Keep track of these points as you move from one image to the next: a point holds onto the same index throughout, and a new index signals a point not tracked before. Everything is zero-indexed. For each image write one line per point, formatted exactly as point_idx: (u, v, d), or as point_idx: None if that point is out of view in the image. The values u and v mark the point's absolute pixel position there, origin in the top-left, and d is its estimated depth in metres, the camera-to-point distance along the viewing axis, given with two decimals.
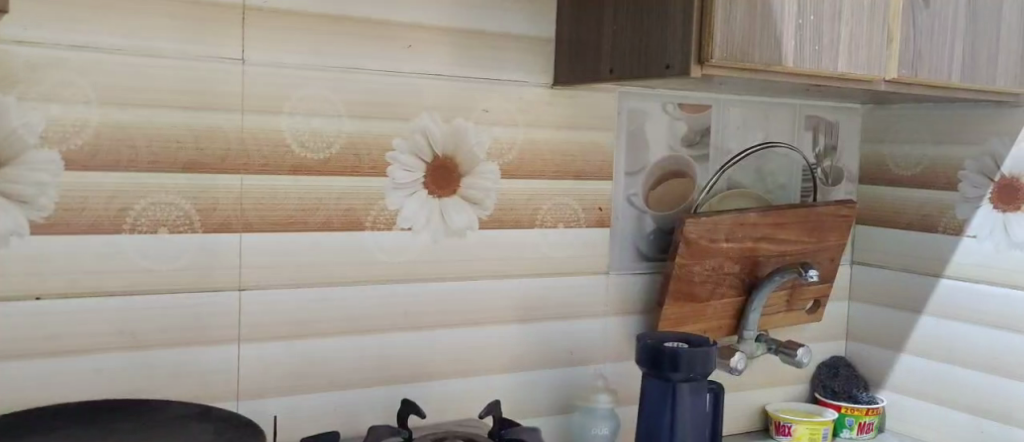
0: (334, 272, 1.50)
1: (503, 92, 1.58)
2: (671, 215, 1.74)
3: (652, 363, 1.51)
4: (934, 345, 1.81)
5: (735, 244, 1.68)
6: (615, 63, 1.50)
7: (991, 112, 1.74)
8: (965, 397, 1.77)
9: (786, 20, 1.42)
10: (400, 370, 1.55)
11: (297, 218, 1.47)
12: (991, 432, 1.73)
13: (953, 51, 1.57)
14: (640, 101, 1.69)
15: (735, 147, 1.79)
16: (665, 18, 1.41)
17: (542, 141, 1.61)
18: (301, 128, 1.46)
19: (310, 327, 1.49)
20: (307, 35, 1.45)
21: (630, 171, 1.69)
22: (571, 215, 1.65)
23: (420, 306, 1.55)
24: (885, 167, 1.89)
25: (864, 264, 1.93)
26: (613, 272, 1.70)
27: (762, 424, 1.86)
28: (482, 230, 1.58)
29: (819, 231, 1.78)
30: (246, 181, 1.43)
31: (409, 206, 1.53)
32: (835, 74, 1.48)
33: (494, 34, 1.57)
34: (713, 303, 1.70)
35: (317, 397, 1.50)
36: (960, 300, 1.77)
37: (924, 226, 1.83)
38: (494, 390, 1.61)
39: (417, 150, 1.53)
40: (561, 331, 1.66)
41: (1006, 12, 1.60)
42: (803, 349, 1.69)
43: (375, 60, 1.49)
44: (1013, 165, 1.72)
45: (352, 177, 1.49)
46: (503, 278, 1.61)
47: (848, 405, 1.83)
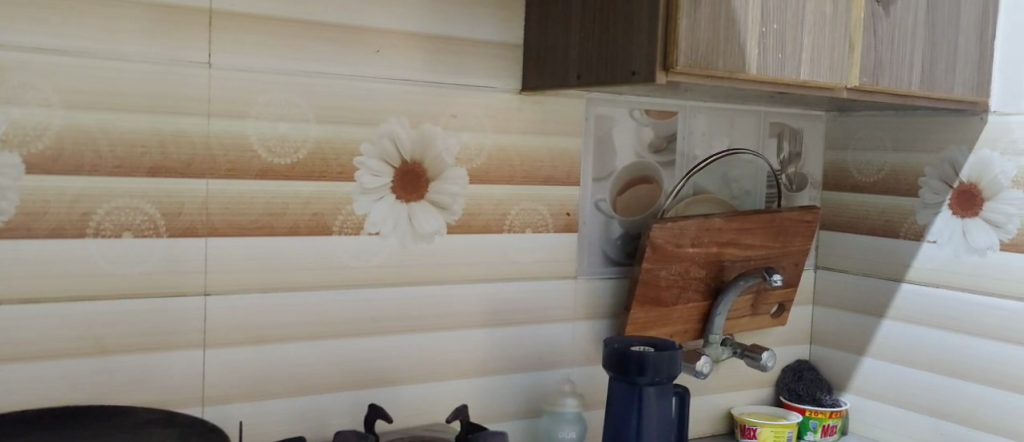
0: (302, 276, 1.50)
1: (472, 97, 1.59)
2: (637, 220, 1.76)
3: (618, 366, 1.52)
4: (895, 349, 1.84)
5: (700, 248, 1.70)
6: (582, 70, 1.51)
7: (951, 120, 1.77)
8: (925, 399, 1.80)
9: (750, 28, 1.44)
10: (368, 374, 1.55)
11: (264, 223, 1.47)
12: (950, 434, 1.76)
13: (913, 59, 1.60)
14: (607, 107, 1.70)
15: (701, 153, 1.81)
16: (631, 25, 1.43)
17: (510, 146, 1.62)
18: (268, 133, 1.46)
19: (277, 332, 1.48)
20: (274, 39, 1.45)
21: (598, 177, 1.71)
22: (539, 220, 1.66)
23: (387, 311, 1.56)
24: (848, 173, 1.92)
25: (827, 268, 1.95)
26: (581, 277, 1.71)
27: (727, 427, 1.88)
28: (449, 235, 1.59)
29: (783, 236, 1.80)
30: (211, 186, 1.43)
31: (377, 211, 1.54)
32: (797, 81, 1.50)
33: (463, 40, 1.57)
34: (679, 307, 1.72)
35: (284, 402, 1.50)
36: (920, 304, 1.81)
37: (886, 231, 1.86)
38: (461, 394, 1.62)
39: (384, 155, 1.53)
40: (528, 336, 1.67)
41: (964, 22, 1.64)
42: (767, 353, 1.71)
43: (343, 64, 1.49)
44: (971, 171, 1.75)
45: (319, 182, 1.49)
46: (470, 282, 1.61)
47: (813, 409, 1.86)
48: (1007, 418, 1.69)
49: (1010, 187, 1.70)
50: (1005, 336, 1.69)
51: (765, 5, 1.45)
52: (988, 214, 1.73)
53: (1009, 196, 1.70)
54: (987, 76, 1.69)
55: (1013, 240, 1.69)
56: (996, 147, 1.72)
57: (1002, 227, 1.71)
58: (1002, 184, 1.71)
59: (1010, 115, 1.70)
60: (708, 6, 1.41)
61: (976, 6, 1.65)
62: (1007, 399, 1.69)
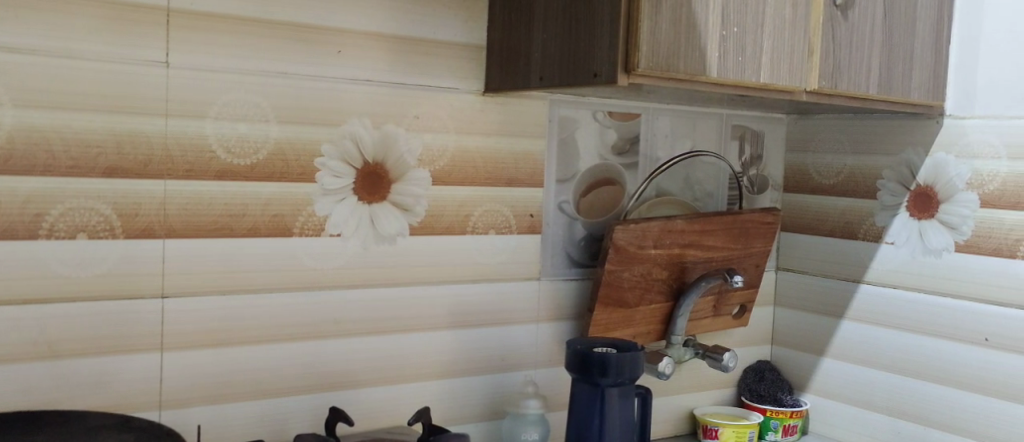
0: (263, 278, 1.48)
1: (435, 98, 1.58)
2: (601, 222, 1.76)
3: (580, 368, 1.52)
4: (854, 349, 1.87)
5: (663, 250, 1.71)
6: (544, 72, 1.51)
7: (908, 123, 1.80)
8: (883, 399, 1.83)
9: (710, 31, 1.45)
10: (330, 377, 1.54)
11: (223, 224, 1.45)
12: (907, 433, 1.79)
13: (871, 63, 1.62)
14: (571, 109, 1.71)
15: (663, 155, 1.82)
16: (593, 28, 1.44)
17: (473, 148, 1.62)
18: (227, 133, 1.44)
19: (238, 335, 1.47)
20: (233, 39, 1.43)
21: (561, 179, 1.71)
22: (502, 222, 1.66)
23: (350, 313, 1.55)
24: (808, 175, 1.94)
25: (788, 270, 1.97)
26: (544, 278, 1.71)
27: (689, 428, 1.89)
28: (412, 237, 1.58)
29: (745, 238, 1.82)
30: (169, 187, 1.41)
31: (339, 212, 1.53)
32: (757, 84, 1.51)
33: (426, 41, 1.57)
34: (642, 308, 1.73)
35: (244, 406, 1.48)
36: (877, 305, 1.83)
37: (845, 232, 1.88)
38: (423, 397, 1.61)
39: (346, 156, 1.53)
40: (490, 337, 1.67)
41: (920, 27, 1.66)
42: (729, 353, 1.72)
43: (304, 65, 1.48)
44: (927, 174, 1.78)
45: (279, 184, 1.48)
46: (433, 284, 1.61)
47: (773, 409, 1.88)
48: (961, 417, 1.72)
49: (964, 190, 1.73)
50: (959, 336, 1.72)
51: (724, 8, 1.46)
52: (943, 216, 1.75)
53: (963, 198, 1.73)
54: (941, 80, 1.71)
55: (968, 241, 1.72)
56: (951, 150, 1.74)
57: (957, 229, 1.73)
58: (957, 186, 1.74)
59: (964, 118, 1.73)
60: (669, 10, 1.41)
61: (931, 11, 1.68)
62: (960, 398, 1.72)
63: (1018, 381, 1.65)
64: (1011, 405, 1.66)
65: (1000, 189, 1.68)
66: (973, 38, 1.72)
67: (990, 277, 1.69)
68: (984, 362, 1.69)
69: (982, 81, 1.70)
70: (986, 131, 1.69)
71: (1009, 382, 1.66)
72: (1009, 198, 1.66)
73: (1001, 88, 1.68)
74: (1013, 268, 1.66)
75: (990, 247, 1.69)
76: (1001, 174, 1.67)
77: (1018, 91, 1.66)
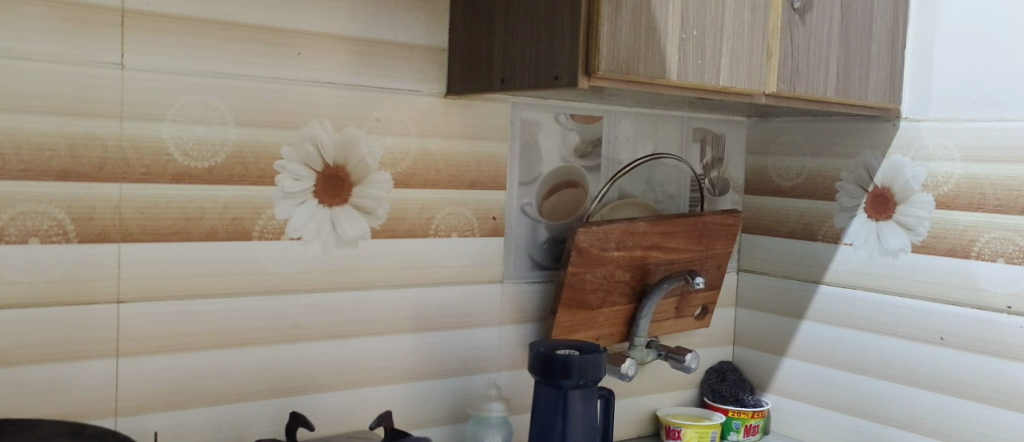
0: (223, 282, 1.47)
1: (397, 101, 1.58)
2: (563, 225, 1.77)
3: (543, 370, 1.53)
4: (814, 349, 1.89)
5: (626, 252, 1.72)
6: (506, 74, 1.51)
7: (865, 125, 1.82)
8: (843, 398, 1.85)
9: (670, 34, 1.46)
10: (291, 382, 1.53)
11: (181, 228, 1.43)
12: (865, 431, 1.82)
13: (829, 67, 1.64)
14: (533, 112, 1.71)
15: (625, 158, 1.83)
16: (554, 31, 1.44)
17: (436, 150, 1.62)
18: (184, 136, 1.42)
19: (197, 340, 1.45)
20: (190, 40, 1.42)
21: (524, 181, 1.71)
22: (465, 224, 1.65)
23: (312, 317, 1.54)
24: (769, 177, 1.96)
25: (750, 271, 2.00)
26: (507, 281, 1.71)
27: (652, 429, 1.90)
28: (373, 240, 1.58)
29: (706, 239, 1.83)
30: (125, 191, 1.39)
31: (299, 215, 1.52)
32: (717, 87, 1.53)
33: (388, 43, 1.56)
34: (605, 310, 1.73)
35: (204, 411, 1.46)
36: (836, 305, 1.86)
37: (805, 233, 1.91)
38: (385, 401, 1.61)
39: (306, 159, 1.51)
40: (453, 341, 1.66)
41: (876, 31, 1.69)
42: (692, 354, 1.73)
43: (264, 67, 1.47)
44: (884, 176, 1.80)
45: (238, 186, 1.46)
46: (394, 288, 1.60)
47: (735, 409, 1.89)
48: (917, 414, 1.75)
49: (920, 191, 1.75)
50: (915, 335, 1.75)
51: (685, 11, 1.47)
52: (900, 217, 1.78)
53: (919, 200, 1.75)
54: (897, 83, 1.74)
55: (924, 242, 1.74)
56: (907, 152, 1.77)
57: (913, 230, 1.76)
58: (913, 188, 1.76)
59: (920, 120, 1.75)
60: (629, 12, 1.42)
61: (887, 16, 1.70)
62: (917, 396, 1.74)
63: (972, 379, 1.68)
64: (966, 402, 1.69)
65: (954, 190, 1.70)
66: (928, 42, 1.74)
67: (944, 277, 1.71)
68: (939, 361, 1.72)
69: (937, 83, 1.73)
70: (941, 133, 1.72)
71: (963, 379, 1.69)
72: (963, 199, 1.69)
73: (955, 90, 1.71)
74: (966, 268, 1.69)
75: (945, 248, 1.72)
76: (956, 176, 1.70)
77: (972, 93, 1.69)
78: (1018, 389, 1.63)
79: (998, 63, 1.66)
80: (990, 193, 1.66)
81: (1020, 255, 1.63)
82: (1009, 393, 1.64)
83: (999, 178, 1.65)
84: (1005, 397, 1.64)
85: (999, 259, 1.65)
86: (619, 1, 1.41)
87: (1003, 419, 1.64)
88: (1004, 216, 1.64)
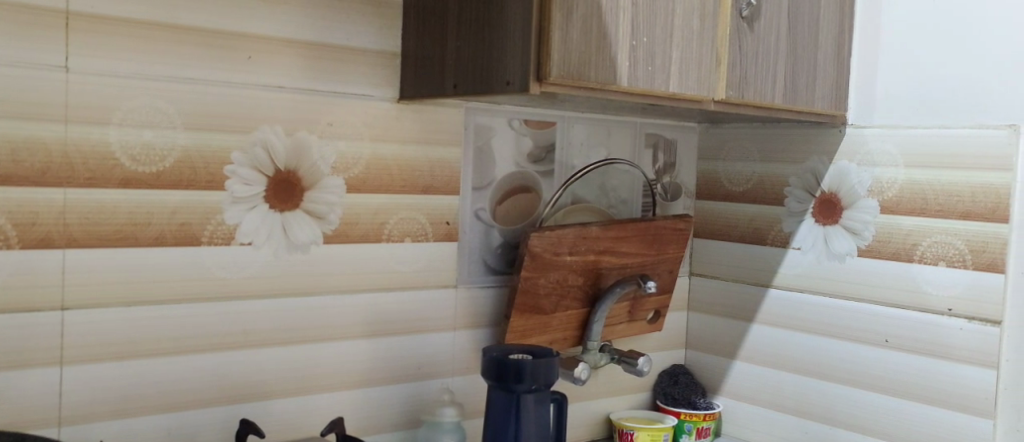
0: (171, 288, 1.45)
1: (350, 106, 1.57)
2: (517, 230, 1.77)
3: (496, 374, 1.53)
4: (764, 351, 1.92)
5: (579, 256, 1.73)
6: (459, 80, 1.52)
7: (812, 132, 1.86)
8: (791, 400, 1.88)
9: (620, 41, 1.48)
10: (241, 388, 1.51)
11: (128, 233, 1.41)
12: (813, 432, 1.85)
13: (777, 74, 1.67)
14: (486, 117, 1.71)
15: (579, 163, 1.85)
16: (507, 37, 1.45)
17: (389, 155, 1.61)
18: (132, 140, 1.40)
19: (144, 347, 1.43)
20: (136, 43, 1.40)
21: (477, 186, 1.71)
22: (418, 229, 1.65)
23: (264, 322, 1.52)
24: (719, 183, 1.99)
25: (701, 275, 2.02)
26: (460, 285, 1.71)
27: (604, 432, 1.91)
28: (326, 245, 1.57)
29: (658, 244, 1.85)
30: (69, 195, 1.37)
31: (249, 220, 1.50)
32: (667, 93, 1.54)
33: (340, 48, 1.56)
34: (558, 315, 1.74)
35: (151, 420, 1.44)
36: (785, 308, 1.89)
37: (755, 237, 1.94)
38: (337, 407, 1.60)
39: (257, 164, 1.50)
40: (405, 346, 1.66)
41: (821, 39, 1.72)
42: (644, 358, 1.76)
43: (213, 71, 1.46)
44: (831, 181, 1.84)
45: (186, 191, 1.45)
46: (347, 293, 1.59)
47: (687, 412, 1.92)
48: (862, 415, 1.78)
49: (866, 196, 1.79)
50: (861, 337, 1.78)
51: (635, 18, 1.49)
52: (846, 222, 1.81)
53: (864, 205, 1.78)
54: (843, 91, 1.78)
55: (869, 246, 1.78)
56: (853, 158, 1.80)
57: (859, 234, 1.79)
58: (859, 192, 1.79)
59: (865, 127, 1.79)
60: (580, 19, 1.43)
61: (832, 24, 1.74)
62: (863, 397, 1.78)
63: (914, 379, 1.72)
64: (908, 403, 1.72)
65: (898, 195, 1.74)
66: (872, 50, 1.78)
67: (888, 280, 1.75)
68: (884, 362, 1.75)
69: (881, 91, 1.77)
70: (886, 140, 1.76)
71: (906, 381, 1.73)
72: (906, 204, 1.73)
73: (899, 98, 1.75)
74: (909, 272, 1.72)
75: (889, 252, 1.75)
76: (899, 181, 1.74)
77: (915, 101, 1.73)
78: (958, 390, 1.67)
79: (939, 71, 1.70)
80: (932, 199, 1.70)
81: (960, 259, 1.67)
82: (949, 394, 1.68)
83: (940, 184, 1.69)
84: (946, 397, 1.68)
85: (940, 263, 1.69)
86: (570, 8, 1.42)
87: (944, 419, 1.68)
88: (945, 221, 1.68)
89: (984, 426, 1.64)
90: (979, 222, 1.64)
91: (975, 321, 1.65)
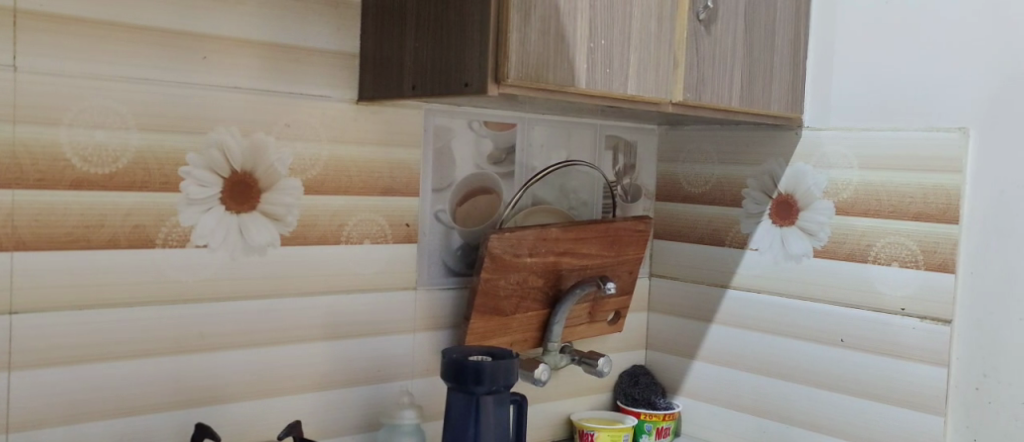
0: (124, 291, 1.42)
1: (308, 106, 1.56)
2: (477, 232, 1.77)
3: (455, 376, 1.53)
4: (722, 351, 1.94)
5: (539, 258, 1.73)
6: (418, 81, 1.51)
7: (768, 134, 1.88)
8: (748, 399, 1.90)
9: (579, 43, 1.48)
10: (197, 392, 1.49)
11: (79, 236, 1.39)
12: (770, 431, 1.87)
13: (734, 76, 1.68)
14: (446, 119, 1.71)
15: (539, 164, 1.85)
16: (464, 38, 1.44)
17: (348, 157, 1.60)
18: (83, 142, 1.38)
19: (96, 352, 1.41)
20: (88, 42, 1.37)
21: (437, 188, 1.71)
22: (377, 231, 1.64)
23: (222, 325, 1.50)
24: (679, 184, 2.01)
25: (661, 277, 2.04)
26: (420, 287, 1.70)
27: (564, 433, 1.92)
28: (284, 247, 1.55)
29: (618, 245, 1.86)
30: (18, 197, 1.34)
31: (205, 222, 1.48)
32: (625, 95, 1.55)
33: (297, 49, 1.54)
34: (518, 316, 1.74)
35: (103, 426, 1.42)
36: (743, 309, 1.91)
37: (713, 239, 1.95)
38: (295, 411, 1.58)
39: (212, 165, 1.48)
40: (364, 348, 1.65)
41: (777, 43, 1.74)
42: (604, 359, 1.76)
43: (168, 72, 1.43)
44: (787, 183, 1.86)
45: (140, 193, 1.42)
46: (306, 295, 1.58)
47: (646, 412, 1.93)
48: (818, 413, 1.80)
49: (821, 197, 1.81)
50: (818, 337, 1.81)
51: (593, 20, 1.49)
52: (803, 223, 1.83)
53: (820, 206, 1.81)
54: (798, 94, 1.80)
55: (824, 247, 1.80)
56: (809, 160, 1.82)
57: (815, 236, 1.82)
58: (815, 194, 1.82)
59: (821, 130, 1.81)
60: (538, 21, 1.43)
61: (788, 27, 1.76)
62: (820, 395, 1.80)
63: (868, 378, 1.74)
64: (863, 401, 1.75)
65: (853, 197, 1.76)
66: (828, 54, 1.81)
67: (843, 280, 1.77)
68: (839, 361, 1.78)
69: (836, 94, 1.80)
70: (840, 143, 1.78)
71: (861, 379, 1.75)
72: (860, 205, 1.75)
73: (854, 101, 1.78)
74: (863, 272, 1.75)
75: (844, 253, 1.78)
76: (854, 183, 1.76)
77: (870, 104, 1.75)
78: (911, 388, 1.70)
79: (892, 74, 1.73)
80: (885, 200, 1.72)
81: (912, 260, 1.69)
82: (901, 392, 1.71)
83: (893, 185, 1.72)
84: (899, 395, 1.71)
85: (894, 263, 1.71)
86: (528, 10, 1.42)
87: (898, 417, 1.71)
88: (898, 222, 1.71)
89: (936, 424, 1.67)
90: (930, 223, 1.67)
91: (927, 320, 1.68)
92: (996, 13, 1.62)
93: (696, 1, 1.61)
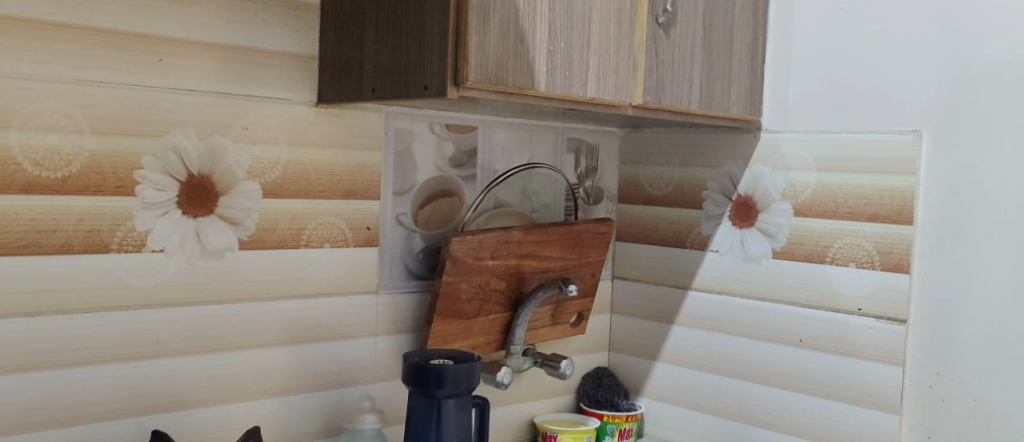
0: (78, 297, 1.40)
1: (267, 109, 1.54)
2: (439, 235, 1.77)
3: (416, 379, 1.52)
4: (682, 352, 1.95)
5: (501, 261, 1.73)
6: (378, 84, 1.50)
7: (727, 136, 1.89)
8: (708, 399, 1.92)
9: (539, 46, 1.48)
10: (154, 400, 1.47)
11: (31, 241, 1.36)
12: (730, 431, 1.89)
13: (692, 80, 1.69)
14: (407, 122, 1.70)
15: (500, 167, 1.85)
16: (424, 40, 1.44)
17: (308, 160, 1.59)
18: (35, 145, 1.35)
19: (49, 359, 1.38)
20: (39, 44, 1.35)
21: (399, 191, 1.70)
22: (338, 235, 1.63)
23: (179, 330, 1.48)
24: (640, 186, 2.02)
25: (622, 279, 2.05)
26: (382, 291, 1.69)
27: (526, 436, 1.92)
28: (243, 251, 1.54)
29: (579, 247, 1.86)
30: None
31: (162, 226, 1.46)
32: (586, 98, 1.55)
33: (256, 51, 1.53)
34: (481, 319, 1.74)
35: (56, 435, 1.39)
36: (703, 310, 1.92)
37: (673, 241, 1.97)
38: (255, 416, 1.56)
39: (169, 168, 1.46)
40: (324, 353, 1.63)
41: (735, 46, 1.76)
42: (567, 361, 1.77)
43: (122, 74, 1.41)
44: (746, 185, 1.87)
45: (94, 197, 1.40)
46: (266, 300, 1.56)
47: (608, 413, 1.93)
48: (777, 414, 1.82)
49: (779, 200, 1.83)
50: (777, 338, 1.82)
51: (553, 23, 1.49)
52: (761, 225, 1.85)
53: (778, 208, 1.83)
54: (756, 97, 1.82)
55: (783, 248, 1.82)
56: (767, 162, 1.84)
57: (774, 237, 1.83)
58: (773, 196, 1.83)
59: (778, 132, 1.83)
60: (497, 23, 1.43)
61: (744, 31, 1.78)
62: (778, 395, 1.82)
63: (827, 378, 1.76)
64: (821, 401, 1.77)
65: (810, 199, 1.78)
66: (784, 57, 1.83)
67: (802, 281, 1.79)
68: (797, 361, 1.80)
69: (793, 98, 1.82)
70: (798, 145, 1.80)
71: (819, 379, 1.77)
72: (818, 207, 1.78)
73: (810, 105, 1.80)
74: (821, 273, 1.77)
75: (802, 254, 1.80)
76: (811, 185, 1.78)
77: (826, 108, 1.78)
78: (868, 387, 1.72)
79: (848, 78, 1.75)
80: (841, 202, 1.75)
81: (869, 260, 1.72)
82: (858, 391, 1.73)
83: (850, 187, 1.74)
84: (856, 395, 1.73)
85: (850, 264, 1.74)
86: (487, 12, 1.42)
87: (856, 416, 1.73)
88: (855, 223, 1.73)
89: (892, 422, 1.69)
90: (886, 224, 1.70)
91: (883, 320, 1.70)
92: (948, 18, 1.65)
93: (655, 5, 1.62)
